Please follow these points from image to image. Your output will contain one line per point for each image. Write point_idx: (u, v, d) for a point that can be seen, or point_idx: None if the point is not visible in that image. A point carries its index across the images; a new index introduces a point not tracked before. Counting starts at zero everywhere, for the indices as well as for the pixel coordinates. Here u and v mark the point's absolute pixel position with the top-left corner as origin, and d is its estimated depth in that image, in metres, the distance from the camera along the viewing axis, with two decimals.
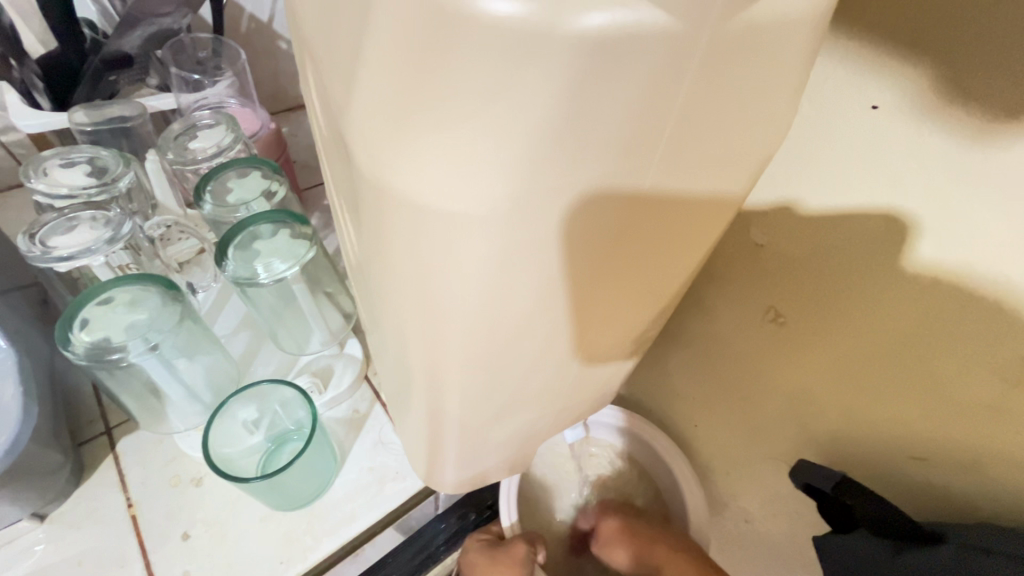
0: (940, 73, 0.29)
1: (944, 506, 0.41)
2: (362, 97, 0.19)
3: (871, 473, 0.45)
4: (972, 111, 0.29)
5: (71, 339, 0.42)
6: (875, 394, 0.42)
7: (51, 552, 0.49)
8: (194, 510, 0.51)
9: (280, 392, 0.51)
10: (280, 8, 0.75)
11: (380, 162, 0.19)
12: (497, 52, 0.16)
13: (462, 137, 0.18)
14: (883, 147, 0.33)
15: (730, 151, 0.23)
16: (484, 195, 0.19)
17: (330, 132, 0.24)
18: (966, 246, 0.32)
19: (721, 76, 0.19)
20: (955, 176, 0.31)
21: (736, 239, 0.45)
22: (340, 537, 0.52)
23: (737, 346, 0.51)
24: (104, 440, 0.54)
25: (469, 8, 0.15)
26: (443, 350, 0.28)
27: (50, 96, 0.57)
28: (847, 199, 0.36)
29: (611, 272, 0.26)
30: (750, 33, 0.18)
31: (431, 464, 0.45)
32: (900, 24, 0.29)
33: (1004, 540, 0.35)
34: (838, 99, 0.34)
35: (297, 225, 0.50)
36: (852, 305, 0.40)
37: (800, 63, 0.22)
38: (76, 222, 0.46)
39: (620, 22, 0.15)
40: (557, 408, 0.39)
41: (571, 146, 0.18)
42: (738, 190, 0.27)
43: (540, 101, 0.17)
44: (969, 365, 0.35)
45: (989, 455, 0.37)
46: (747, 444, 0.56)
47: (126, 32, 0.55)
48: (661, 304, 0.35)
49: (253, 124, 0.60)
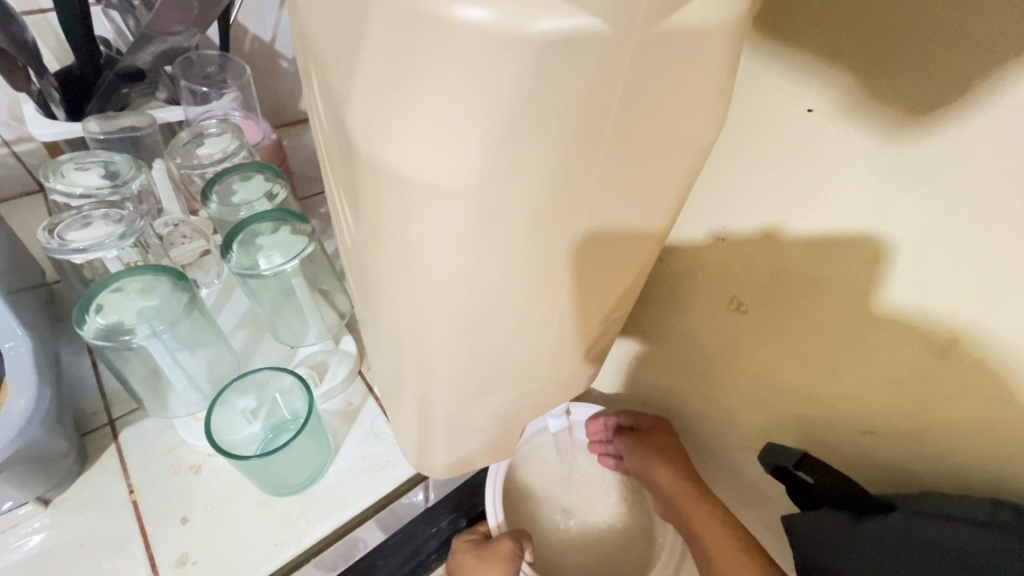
0: (861, 80, 0.33)
1: (895, 468, 0.46)
2: (358, 88, 0.22)
3: (831, 447, 0.50)
4: (888, 113, 0.33)
5: (86, 321, 0.46)
6: (830, 371, 0.45)
7: (54, 535, 0.51)
8: (194, 496, 0.53)
9: (280, 379, 0.54)
10: (281, 29, 0.80)
11: (373, 144, 0.23)
12: (467, 47, 0.19)
13: (439, 119, 0.21)
14: (821, 146, 0.37)
15: (671, 141, 0.27)
16: (456, 167, 0.22)
17: (330, 124, 0.28)
18: (894, 233, 0.36)
19: (651, 72, 0.23)
20: (882, 170, 0.35)
21: (700, 237, 0.49)
22: (334, 520, 0.54)
23: (706, 336, 0.54)
24: (106, 431, 0.57)
25: (444, 12, 0.19)
26: (427, 325, 0.31)
27: (66, 108, 0.62)
28: (791, 196, 0.40)
29: (574, 250, 0.30)
30: (671, 38, 0.22)
31: (419, 449, 0.47)
32: (826, 37, 0.33)
33: (941, 503, 0.42)
34: (779, 105, 0.38)
35: (297, 222, 0.53)
36: (805, 289, 0.43)
37: (723, 68, 0.26)
38: (91, 219, 0.50)
39: (563, 27, 0.19)
40: (533, 392, 0.43)
41: (531, 127, 0.22)
42: (681, 178, 0.31)
43: (502, 89, 0.20)
44: (903, 338, 0.39)
45: (930, 421, 0.41)
46: (721, 432, 0.59)
47: (139, 49, 0.58)
48: (623, 289, 0.39)
49: (257, 134, 0.65)
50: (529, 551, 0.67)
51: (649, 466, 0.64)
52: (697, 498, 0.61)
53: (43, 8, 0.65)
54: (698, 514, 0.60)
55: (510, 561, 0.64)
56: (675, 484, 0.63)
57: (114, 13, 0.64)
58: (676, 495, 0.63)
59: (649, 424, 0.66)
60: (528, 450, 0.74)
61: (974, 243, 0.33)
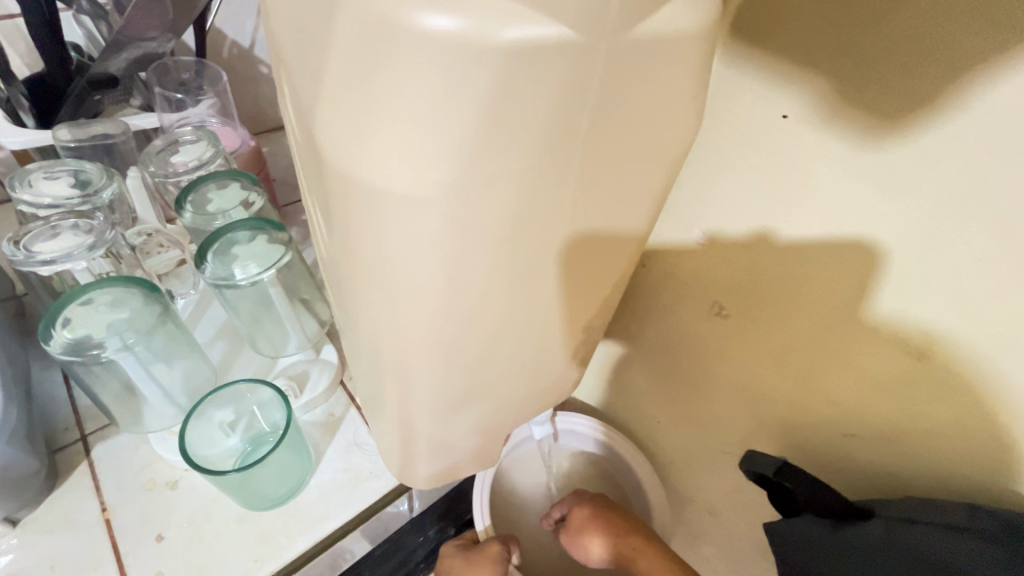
0: (833, 87, 0.33)
1: (875, 471, 0.47)
2: (325, 96, 0.22)
3: (813, 451, 0.50)
4: (861, 119, 0.33)
5: (53, 335, 0.44)
6: (812, 373, 0.45)
7: (23, 557, 0.49)
8: (169, 513, 0.52)
9: (258, 393, 0.53)
10: (260, 35, 0.78)
11: (342, 155, 0.22)
12: (436, 56, 0.19)
13: (408, 127, 0.21)
14: (797, 152, 0.37)
15: (647, 147, 0.27)
16: (427, 178, 0.22)
17: (300, 132, 0.27)
18: (871, 238, 0.36)
19: (621, 80, 0.23)
20: (860, 174, 0.35)
21: (679, 243, 0.49)
22: (314, 535, 0.53)
23: (689, 340, 0.54)
24: (78, 447, 0.55)
25: (411, 19, 0.19)
26: (402, 336, 0.30)
27: (35, 114, 0.60)
28: (768, 204, 0.41)
29: (551, 258, 0.29)
30: (642, 48, 0.22)
31: (400, 460, 0.47)
32: (798, 44, 0.34)
33: (917, 510, 0.42)
34: (756, 111, 0.38)
35: (274, 230, 0.53)
36: (785, 293, 0.44)
37: (696, 75, 0.26)
38: (59, 230, 0.48)
39: (531, 35, 0.19)
40: (516, 400, 0.42)
41: (503, 135, 0.22)
42: (657, 186, 0.31)
43: (470, 96, 0.20)
44: (880, 342, 0.40)
45: (910, 424, 0.41)
46: (705, 437, 0.59)
47: (112, 54, 0.57)
48: (602, 297, 0.39)
49: (234, 141, 0.64)
50: (516, 554, 0.67)
51: (584, 543, 0.65)
52: (644, 550, 0.61)
53: (12, 12, 0.64)
54: (642, 564, 0.60)
55: (497, 563, 0.64)
56: (614, 549, 0.64)
57: (86, 18, 0.63)
58: (619, 552, 0.63)
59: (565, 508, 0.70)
60: (515, 458, 0.74)
61: (947, 246, 0.33)
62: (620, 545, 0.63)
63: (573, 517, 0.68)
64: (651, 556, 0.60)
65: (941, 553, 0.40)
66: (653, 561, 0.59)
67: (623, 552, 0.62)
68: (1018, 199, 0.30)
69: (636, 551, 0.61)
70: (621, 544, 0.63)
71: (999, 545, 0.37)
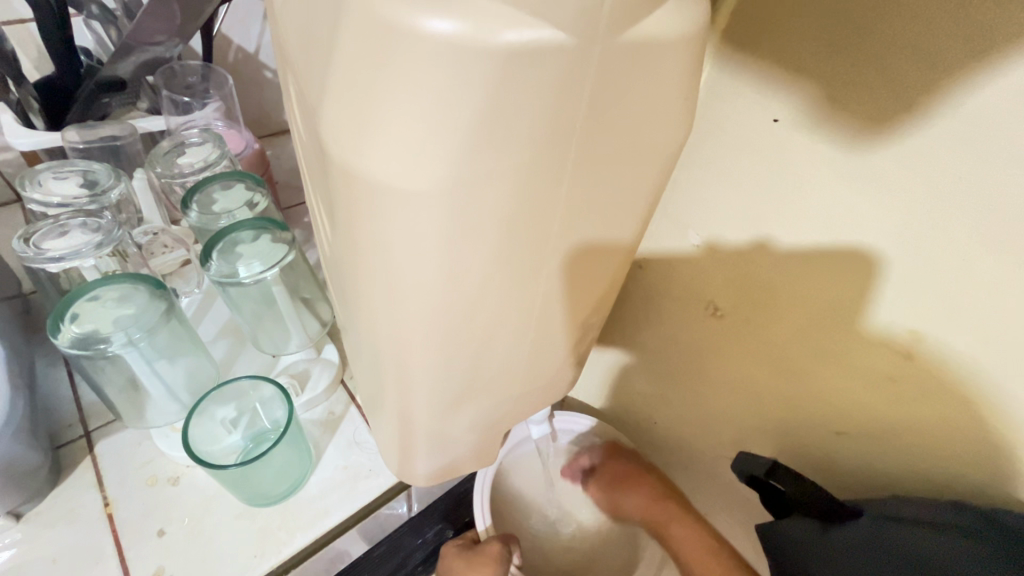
0: (822, 91, 0.34)
1: (867, 470, 0.47)
2: (330, 95, 0.23)
3: (807, 451, 0.50)
4: (849, 123, 0.34)
5: (61, 330, 0.45)
6: (806, 372, 0.46)
7: (25, 550, 0.50)
8: (170, 508, 0.53)
9: (260, 390, 0.54)
10: (265, 41, 0.80)
11: (345, 152, 0.23)
12: (436, 56, 0.20)
13: (408, 124, 0.21)
14: (788, 156, 0.38)
15: (640, 147, 0.28)
16: (426, 175, 0.23)
17: (306, 131, 0.28)
18: (860, 239, 0.37)
19: (614, 82, 0.23)
20: (849, 177, 0.36)
21: (674, 244, 0.50)
22: (313, 531, 0.54)
23: (685, 340, 0.55)
24: (82, 443, 0.56)
25: (413, 22, 0.20)
26: (402, 331, 0.31)
27: (45, 117, 0.62)
28: (760, 206, 0.42)
29: (548, 255, 0.30)
30: (633, 52, 0.23)
31: (400, 457, 0.48)
32: (787, 51, 0.35)
33: (903, 509, 0.43)
34: (748, 114, 0.39)
35: (277, 230, 0.54)
36: (778, 292, 0.44)
37: (686, 79, 0.27)
38: (68, 228, 0.50)
39: (526, 38, 0.20)
40: (514, 397, 0.43)
41: (500, 133, 0.22)
42: (649, 187, 0.32)
43: (468, 95, 0.21)
44: (870, 342, 0.40)
45: (902, 423, 0.42)
46: (702, 437, 0.60)
47: (121, 58, 0.59)
48: (598, 296, 0.40)
49: (239, 144, 0.65)
50: (518, 554, 0.67)
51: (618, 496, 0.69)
52: (678, 514, 0.64)
53: (24, 17, 0.65)
54: (674, 531, 0.64)
55: (498, 564, 0.64)
56: (646, 509, 0.67)
57: (96, 23, 0.65)
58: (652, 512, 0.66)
59: (599, 460, 0.71)
60: (514, 458, 0.74)
61: (934, 247, 0.34)
62: (653, 508, 0.66)
63: (610, 472, 0.69)
64: (684, 524, 0.63)
65: (930, 552, 0.41)
66: (685, 528, 0.63)
67: (655, 516, 0.66)
68: (998, 200, 0.30)
69: (669, 518, 0.64)
70: (655, 506, 0.66)
71: (981, 539, 0.38)
